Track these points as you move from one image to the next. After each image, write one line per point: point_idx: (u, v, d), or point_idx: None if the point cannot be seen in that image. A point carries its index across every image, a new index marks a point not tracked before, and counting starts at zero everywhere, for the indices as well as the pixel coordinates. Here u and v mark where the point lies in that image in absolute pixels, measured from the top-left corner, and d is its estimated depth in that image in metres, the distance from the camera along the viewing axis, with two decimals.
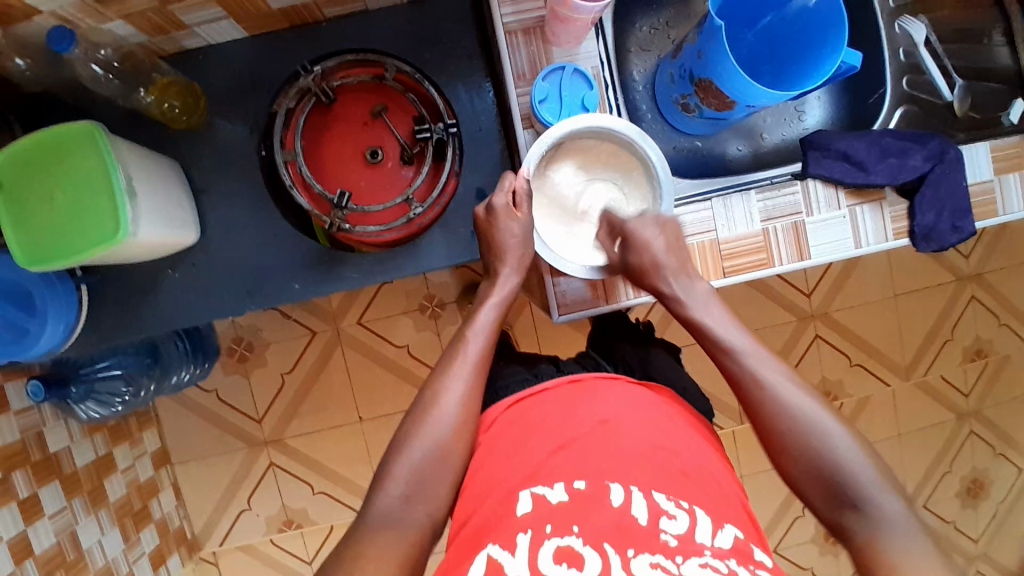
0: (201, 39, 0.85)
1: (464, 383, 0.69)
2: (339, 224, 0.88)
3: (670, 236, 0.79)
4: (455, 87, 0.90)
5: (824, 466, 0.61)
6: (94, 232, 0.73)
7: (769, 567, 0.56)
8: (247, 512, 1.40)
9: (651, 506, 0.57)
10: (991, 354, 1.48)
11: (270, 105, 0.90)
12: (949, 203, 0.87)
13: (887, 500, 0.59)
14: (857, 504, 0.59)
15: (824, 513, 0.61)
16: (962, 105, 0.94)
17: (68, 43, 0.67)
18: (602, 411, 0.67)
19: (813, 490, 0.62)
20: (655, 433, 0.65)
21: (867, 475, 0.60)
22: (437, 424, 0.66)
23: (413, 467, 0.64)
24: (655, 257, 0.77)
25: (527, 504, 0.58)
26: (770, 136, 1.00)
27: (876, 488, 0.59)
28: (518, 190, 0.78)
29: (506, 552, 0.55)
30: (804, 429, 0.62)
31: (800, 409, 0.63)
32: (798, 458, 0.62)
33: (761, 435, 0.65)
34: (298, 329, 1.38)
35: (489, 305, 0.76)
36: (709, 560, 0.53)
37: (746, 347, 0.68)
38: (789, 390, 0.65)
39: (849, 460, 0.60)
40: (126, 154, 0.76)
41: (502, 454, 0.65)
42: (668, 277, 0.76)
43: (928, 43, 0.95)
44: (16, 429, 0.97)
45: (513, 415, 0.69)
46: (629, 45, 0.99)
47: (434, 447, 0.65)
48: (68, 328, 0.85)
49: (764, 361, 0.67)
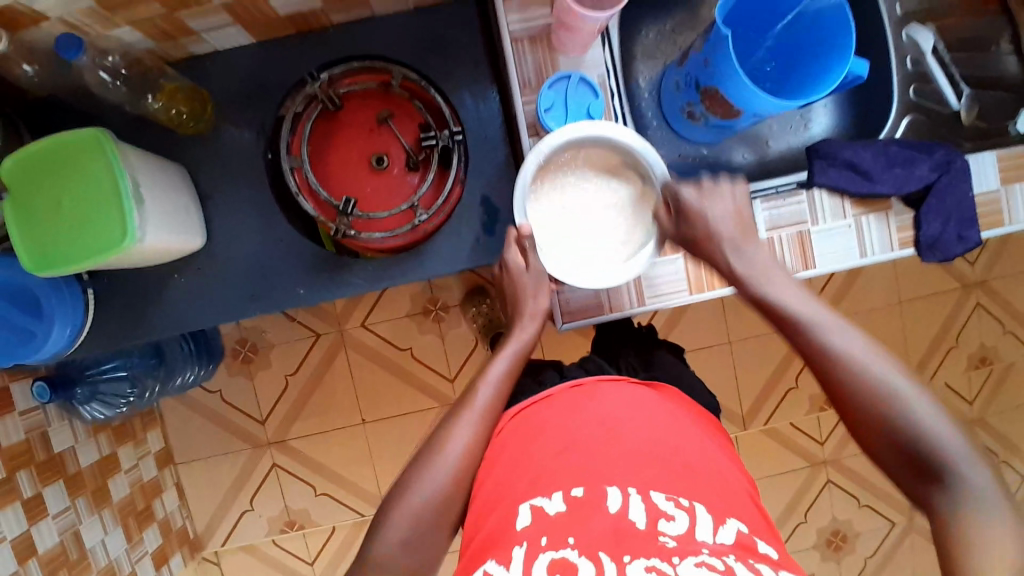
0: (208, 45, 0.86)
1: (471, 432, 0.68)
2: (345, 229, 0.88)
3: (740, 206, 0.76)
4: (461, 94, 0.91)
5: (907, 443, 0.61)
6: (101, 236, 0.73)
7: (775, 561, 0.56)
8: (250, 512, 1.40)
9: (649, 508, 0.57)
10: (996, 361, 1.48)
11: (277, 111, 0.91)
12: (956, 213, 0.87)
13: (978, 474, 0.58)
14: (943, 477, 0.59)
15: (910, 486, 0.61)
16: (969, 113, 0.94)
17: (76, 50, 0.67)
18: (605, 415, 0.67)
19: (898, 463, 0.62)
20: (657, 432, 0.65)
21: (958, 449, 0.59)
22: (442, 473, 0.66)
23: (416, 511, 0.64)
24: (719, 232, 0.74)
25: (526, 517, 0.59)
26: (775, 143, 1.01)
27: (967, 461, 0.58)
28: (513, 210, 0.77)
29: (502, 566, 0.56)
30: (889, 406, 0.61)
31: (883, 385, 0.62)
32: (878, 430, 0.62)
33: (843, 409, 0.65)
34: (303, 331, 1.38)
35: (504, 358, 0.75)
36: (705, 558, 0.53)
37: (825, 321, 0.67)
38: (881, 368, 0.63)
39: (934, 433, 0.60)
40: (133, 159, 0.76)
41: (506, 465, 0.65)
42: (734, 249, 0.74)
43: (935, 52, 0.94)
44: (21, 429, 0.98)
45: (516, 424, 0.70)
46: (635, 53, 0.99)
47: (438, 496, 0.65)
48: (74, 331, 0.86)
49: (840, 334, 0.66)
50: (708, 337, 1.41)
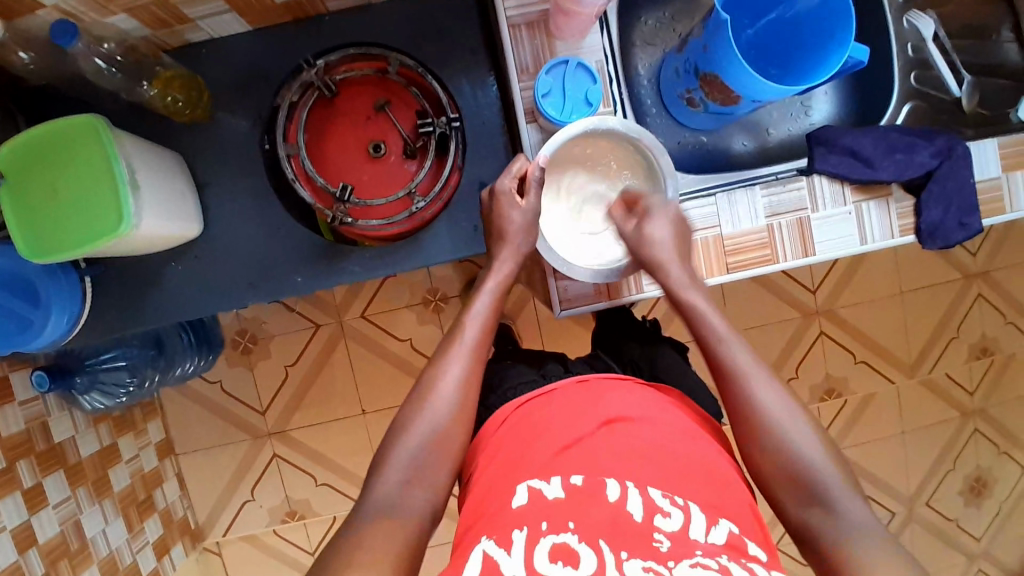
0: (205, 33, 0.86)
1: (461, 366, 0.70)
2: (341, 217, 0.88)
3: (677, 228, 0.77)
4: (458, 81, 0.90)
5: (794, 467, 0.61)
6: (97, 222, 0.73)
7: (764, 563, 0.56)
8: (251, 503, 1.41)
9: (646, 502, 0.57)
10: (996, 352, 1.47)
11: (273, 99, 0.90)
12: (957, 200, 0.86)
13: (854, 507, 0.58)
14: (827, 505, 0.59)
15: (791, 513, 0.61)
16: (970, 101, 0.93)
17: (71, 37, 0.67)
18: (609, 411, 0.67)
19: (786, 490, 0.61)
20: (658, 431, 0.65)
21: (837, 481, 0.60)
22: (435, 407, 0.67)
23: (413, 450, 0.65)
24: (659, 243, 0.76)
25: (524, 497, 0.59)
26: (777, 131, 1.00)
27: (844, 494, 0.59)
28: (528, 173, 0.78)
29: (502, 550, 0.54)
30: (770, 426, 0.63)
31: (773, 409, 0.63)
32: (768, 451, 0.63)
33: (736, 431, 0.65)
34: (302, 322, 1.38)
35: (486, 292, 0.76)
36: (700, 559, 0.53)
37: (727, 334, 0.69)
38: (770, 391, 0.64)
39: (818, 463, 0.61)
40: (129, 147, 0.76)
41: (506, 455, 0.66)
42: (664, 264, 0.75)
43: (936, 39, 0.94)
44: (21, 419, 0.98)
45: (521, 416, 0.70)
46: (633, 40, 0.98)
47: (432, 432, 0.66)
48: (72, 319, 0.86)
49: (741, 348, 0.68)
50: None
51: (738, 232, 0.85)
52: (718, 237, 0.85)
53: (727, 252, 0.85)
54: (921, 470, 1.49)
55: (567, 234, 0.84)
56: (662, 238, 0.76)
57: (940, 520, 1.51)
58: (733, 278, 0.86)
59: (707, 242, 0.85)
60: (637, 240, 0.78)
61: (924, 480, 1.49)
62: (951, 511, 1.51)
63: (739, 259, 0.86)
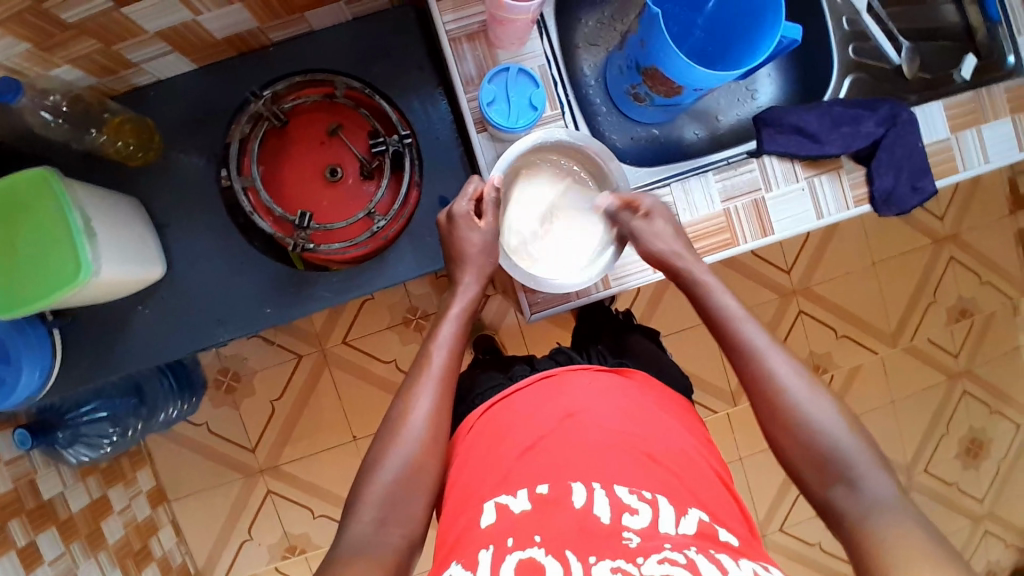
0: (151, 75, 0.86)
1: (430, 399, 0.69)
2: (303, 244, 0.89)
3: (673, 224, 0.79)
4: (408, 99, 0.91)
5: (811, 440, 0.61)
6: (56, 273, 0.73)
7: (737, 547, 0.56)
8: (250, 541, 1.39)
9: (613, 503, 0.57)
10: (975, 313, 1.49)
11: (225, 137, 0.91)
12: (907, 165, 0.88)
13: (879, 479, 0.58)
14: (849, 480, 0.59)
15: (815, 492, 0.61)
16: (911, 67, 0.95)
17: (14, 94, 0.67)
18: (569, 403, 0.67)
19: (806, 467, 0.62)
20: (620, 422, 0.65)
21: (863, 457, 0.60)
22: (405, 444, 0.66)
23: (387, 485, 0.65)
24: (660, 235, 0.78)
25: (492, 515, 0.58)
26: (726, 117, 1.02)
27: (866, 464, 0.59)
28: (484, 197, 0.79)
29: (468, 571, 0.54)
30: (791, 402, 0.63)
31: (793, 388, 0.64)
32: (791, 432, 0.63)
33: (758, 412, 0.66)
34: (284, 353, 1.38)
35: (450, 319, 0.76)
36: (668, 554, 0.51)
37: (740, 314, 0.70)
38: (786, 368, 0.65)
39: (838, 436, 0.61)
40: (83, 195, 0.76)
41: (477, 463, 0.65)
42: (674, 258, 0.77)
43: (870, 9, 0.96)
44: (8, 479, 0.97)
45: (486, 422, 0.70)
46: (576, 41, 1.00)
47: (404, 468, 0.65)
48: (44, 373, 0.85)
49: (755, 330, 0.68)
50: (689, 318, 1.42)
51: (696, 219, 0.86)
52: None
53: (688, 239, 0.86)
54: (915, 438, 1.50)
55: (524, 245, 0.85)
56: (661, 232, 0.78)
57: (940, 486, 1.52)
58: None
59: None
60: (648, 235, 0.78)
61: (919, 447, 1.50)
62: (949, 475, 1.52)
63: (699, 245, 0.86)
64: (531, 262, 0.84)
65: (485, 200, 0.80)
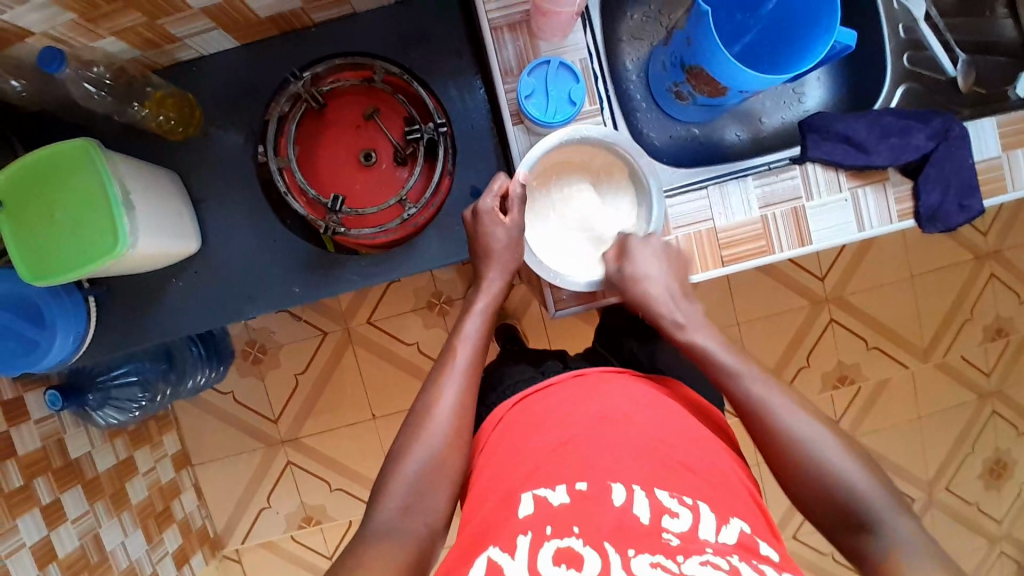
0: (193, 50, 0.86)
1: (455, 394, 0.69)
2: (333, 227, 0.89)
3: (671, 262, 0.81)
4: (445, 85, 0.90)
5: (836, 497, 0.60)
6: (94, 244, 0.74)
7: (776, 562, 0.55)
8: (267, 509, 1.42)
9: (653, 505, 0.56)
10: (1012, 333, 1.45)
11: (263, 115, 0.91)
12: (955, 181, 0.85)
13: (902, 523, 0.58)
14: (872, 527, 0.59)
15: (841, 538, 0.61)
16: (967, 79, 0.91)
17: (59, 64, 0.68)
18: (608, 406, 0.65)
19: (828, 519, 0.61)
20: (656, 428, 0.63)
21: (880, 500, 0.59)
22: (430, 437, 0.66)
23: (411, 480, 0.64)
24: (650, 273, 0.79)
25: (530, 505, 0.57)
26: (769, 120, 1.00)
27: (890, 511, 0.59)
28: (510, 193, 0.79)
29: (506, 553, 0.54)
30: (814, 452, 0.62)
31: (805, 434, 0.63)
32: (804, 479, 0.62)
33: (771, 463, 0.65)
34: (310, 329, 1.39)
35: (476, 314, 0.76)
36: (710, 557, 0.51)
37: (742, 368, 0.69)
38: (792, 414, 0.65)
39: (861, 487, 0.60)
40: (122, 167, 0.77)
41: (508, 454, 0.64)
42: (668, 302, 0.77)
43: (928, 18, 0.92)
44: (37, 436, 1.00)
45: (518, 413, 0.68)
46: (620, 34, 0.98)
47: (428, 462, 0.65)
48: (77, 338, 0.87)
49: (758, 381, 0.68)
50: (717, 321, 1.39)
51: (731, 224, 0.85)
52: (710, 230, 0.85)
53: (720, 245, 0.85)
54: (938, 457, 1.46)
55: (545, 236, 0.85)
56: (651, 274, 0.78)
57: (961, 505, 1.48)
58: (727, 272, 0.85)
59: (699, 236, 0.85)
60: (630, 279, 0.79)
61: (941, 465, 1.47)
62: (971, 495, 1.48)
63: (733, 251, 0.85)
64: (548, 254, 0.84)
65: (510, 196, 0.79)
